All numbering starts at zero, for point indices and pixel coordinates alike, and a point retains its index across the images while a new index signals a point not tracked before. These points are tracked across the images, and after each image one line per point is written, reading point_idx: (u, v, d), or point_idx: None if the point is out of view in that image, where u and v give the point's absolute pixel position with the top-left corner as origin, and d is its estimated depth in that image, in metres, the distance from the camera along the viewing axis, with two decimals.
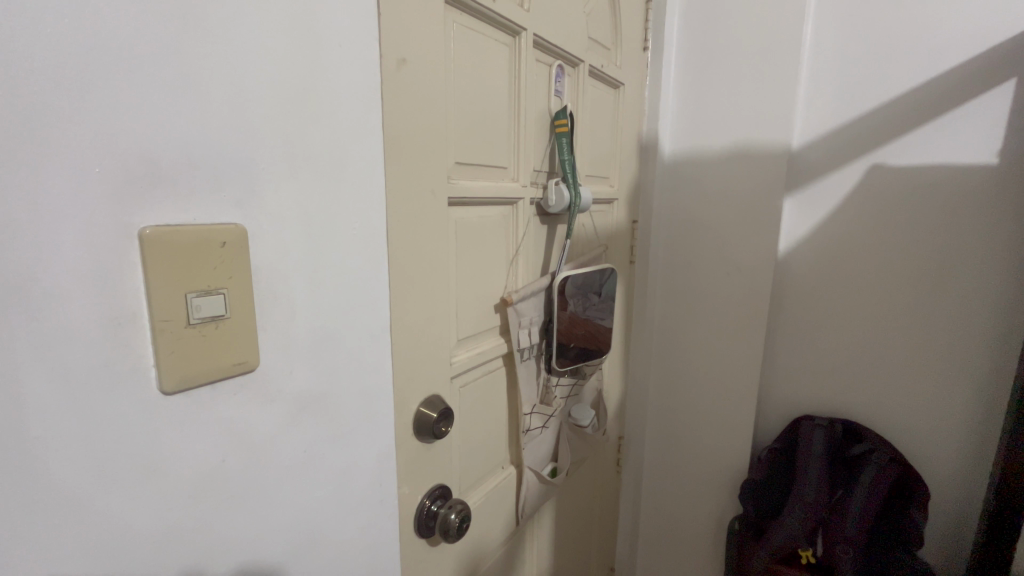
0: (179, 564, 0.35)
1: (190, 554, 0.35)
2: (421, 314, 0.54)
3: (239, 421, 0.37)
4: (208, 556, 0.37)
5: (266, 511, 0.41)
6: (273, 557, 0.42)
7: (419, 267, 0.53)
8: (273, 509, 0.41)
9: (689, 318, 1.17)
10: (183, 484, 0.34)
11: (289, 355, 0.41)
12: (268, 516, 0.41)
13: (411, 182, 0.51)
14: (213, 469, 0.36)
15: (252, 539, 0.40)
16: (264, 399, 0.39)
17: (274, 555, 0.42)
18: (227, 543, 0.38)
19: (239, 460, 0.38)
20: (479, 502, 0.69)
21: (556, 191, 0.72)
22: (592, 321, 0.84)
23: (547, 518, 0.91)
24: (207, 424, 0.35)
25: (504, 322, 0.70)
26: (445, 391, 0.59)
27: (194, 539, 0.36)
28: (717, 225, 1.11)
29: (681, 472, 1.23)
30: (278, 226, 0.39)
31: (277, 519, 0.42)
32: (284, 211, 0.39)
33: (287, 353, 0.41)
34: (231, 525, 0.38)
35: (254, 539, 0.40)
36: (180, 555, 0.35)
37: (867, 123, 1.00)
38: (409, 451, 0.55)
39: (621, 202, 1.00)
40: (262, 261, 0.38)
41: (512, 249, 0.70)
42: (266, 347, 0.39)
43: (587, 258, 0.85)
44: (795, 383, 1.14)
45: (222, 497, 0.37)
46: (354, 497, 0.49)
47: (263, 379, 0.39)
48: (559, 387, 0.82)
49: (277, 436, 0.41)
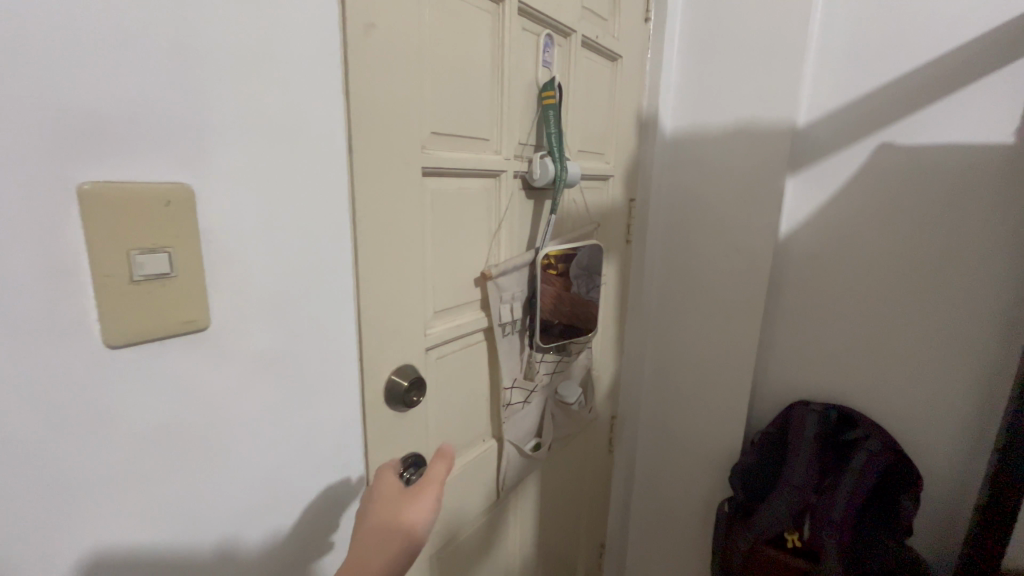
0: (142, 510, 0.37)
1: (154, 499, 0.37)
2: (391, 285, 0.54)
3: (193, 373, 0.38)
4: (171, 504, 0.39)
5: (228, 466, 0.42)
6: (240, 508, 0.44)
7: (390, 238, 0.53)
8: (232, 470, 0.43)
9: (686, 299, 1.15)
10: (136, 433, 0.35)
11: (241, 319, 0.41)
12: (232, 468, 0.43)
13: (382, 151, 0.50)
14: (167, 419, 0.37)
15: (215, 493, 0.42)
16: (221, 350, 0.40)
17: (242, 509, 0.44)
18: (192, 494, 0.40)
19: (196, 411, 0.39)
20: (455, 472, 0.70)
21: (541, 165, 0.71)
22: (592, 303, 0.86)
23: (532, 493, 0.92)
24: (164, 373, 0.36)
25: (485, 296, 0.70)
26: (419, 361, 0.60)
27: (153, 487, 0.37)
28: (718, 204, 1.08)
29: (674, 453, 1.23)
30: (230, 192, 0.39)
31: (236, 481, 0.43)
32: (245, 170, 0.40)
33: (241, 317, 0.41)
34: (192, 478, 0.40)
35: (222, 489, 0.42)
36: (144, 501, 0.37)
37: (877, 99, 0.96)
38: (380, 419, 0.56)
39: (617, 179, 0.98)
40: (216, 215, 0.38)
41: (494, 222, 0.70)
42: (217, 295, 0.39)
43: (576, 235, 0.84)
44: (791, 368, 1.11)
45: (178, 454, 0.38)
46: (320, 462, 0.51)
47: (220, 329, 0.40)
48: (544, 364, 0.82)
49: (235, 387, 0.41)
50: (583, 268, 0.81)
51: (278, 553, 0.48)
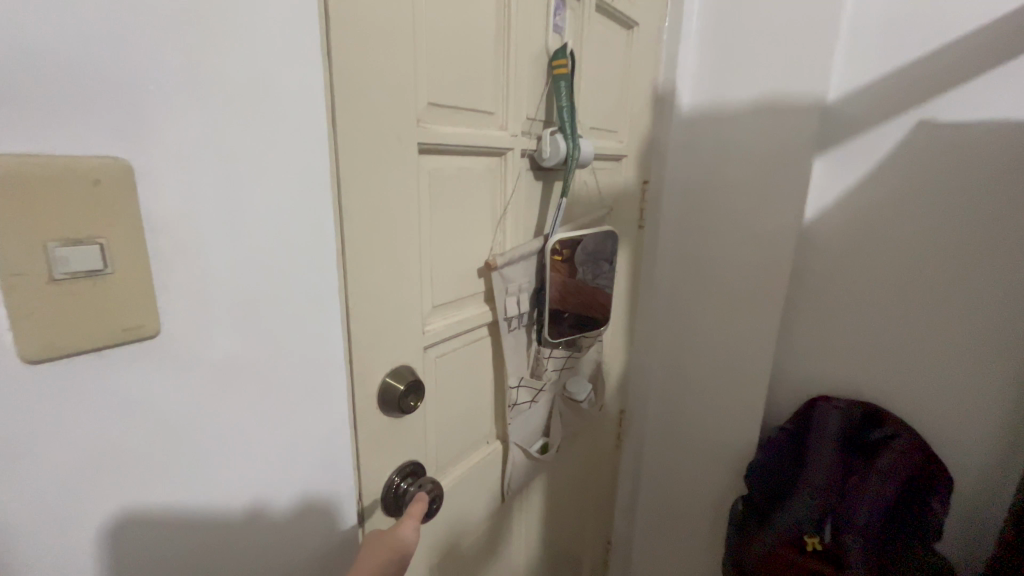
0: (151, 482, 0.34)
1: (142, 501, 0.33)
2: (384, 277, 0.48)
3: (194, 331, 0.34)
4: (178, 484, 0.35)
5: (234, 442, 0.38)
6: (255, 479, 0.41)
7: (381, 224, 0.46)
8: (222, 470, 0.38)
9: (700, 289, 1.08)
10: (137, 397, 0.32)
11: (200, 322, 0.35)
12: (244, 436, 0.39)
13: (371, 124, 0.44)
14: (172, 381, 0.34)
15: (212, 488, 0.37)
16: (223, 308, 0.36)
17: (254, 487, 0.41)
18: (195, 480, 0.36)
19: (202, 371, 0.35)
20: (458, 479, 0.64)
21: (551, 142, 0.64)
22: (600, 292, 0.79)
23: (537, 496, 0.87)
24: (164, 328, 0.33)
25: (489, 288, 0.64)
26: (416, 362, 0.54)
27: (161, 458, 0.34)
28: (739, 187, 1.00)
29: (686, 450, 1.18)
30: (181, 170, 0.32)
31: (228, 481, 0.39)
32: (208, 139, 0.33)
33: (201, 318, 0.35)
34: (181, 478, 0.35)
35: (230, 471, 0.38)
36: (144, 484, 0.33)
37: (917, 71, 0.87)
38: (373, 427, 0.50)
39: (630, 159, 0.91)
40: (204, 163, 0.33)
41: (500, 207, 0.63)
42: (214, 246, 0.35)
43: (589, 220, 0.77)
44: (812, 361, 1.05)
45: (146, 468, 0.33)
46: (306, 476, 0.45)
47: (219, 285, 0.36)
48: (553, 360, 0.76)
49: (240, 345, 0.38)
50: (589, 254, 0.74)
51: (300, 521, 0.45)
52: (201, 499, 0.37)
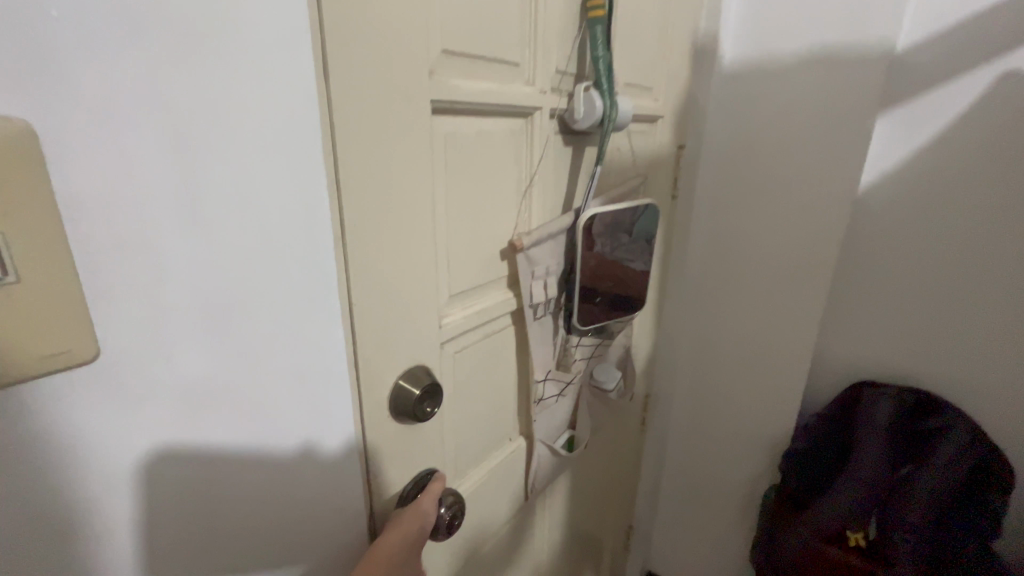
0: (205, 414, 0.31)
1: (198, 435, 0.31)
2: (394, 265, 0.40)
3: (207, 252, 0.29)
4: (234, 412, 0.32)
5: (289, 365, 0.35)
6: (279, 434, 0.36)
7: (388, 200, 0.38)
8: (278, 398, 0.35)
9: (737, 264, 0.99)
10: (137, 324, 0.27)
11: (153, 333, 0.28)
12: (275, 394, 0.35)
13: (371, 76, 0.35)
14: (184, 309, 0.29)
15: (271, 413, 0.35)
16: (239, 231, 0.30)
17: (313, 414, 0.37)
18: (252, 405, 0.33)
19: (214, 302, 0.30)
20: (479, 483, 0.58)
21: (585, 100, 0.55)
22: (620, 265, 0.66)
23: (561, 489, 0.81)
24: (171, 246, 0.27)
25: (514, 271, 0.56)
26: (433, 361, 0.47)
27: (201, 397, 0.30)
28: (786, 151, 0.89)
29: (715, 435, 1.11)
30: (109, 134, 0.24)
31: (285, 408, 0.35)
32: (159, 85, 0.25)
33: (154, 327, 0.27)
34: (238, 406, 0.33)
35: (289, 393, 0.35)
36: (196, 416, 0.30)
37: (1007, 13, 0.75)
38: (385, 438, 0.44)
39: (667, 120, 0.81)
40: (191, 68, 0.26)
41: (525, 177, 0.54)
42: (224, 154, 0.29)
43: (623, 191, 0.68)
44: (857, 343, 0.97)
45: (192, 405, 0.30)
46: (336, 463, 0.40)
47: (231, 202, 0.29)
48: (582, 349, 0.68)
49: (263, 278, 0.32)
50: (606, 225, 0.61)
51: (358, 462, 0.42)
52: (218, 448, 0.32)
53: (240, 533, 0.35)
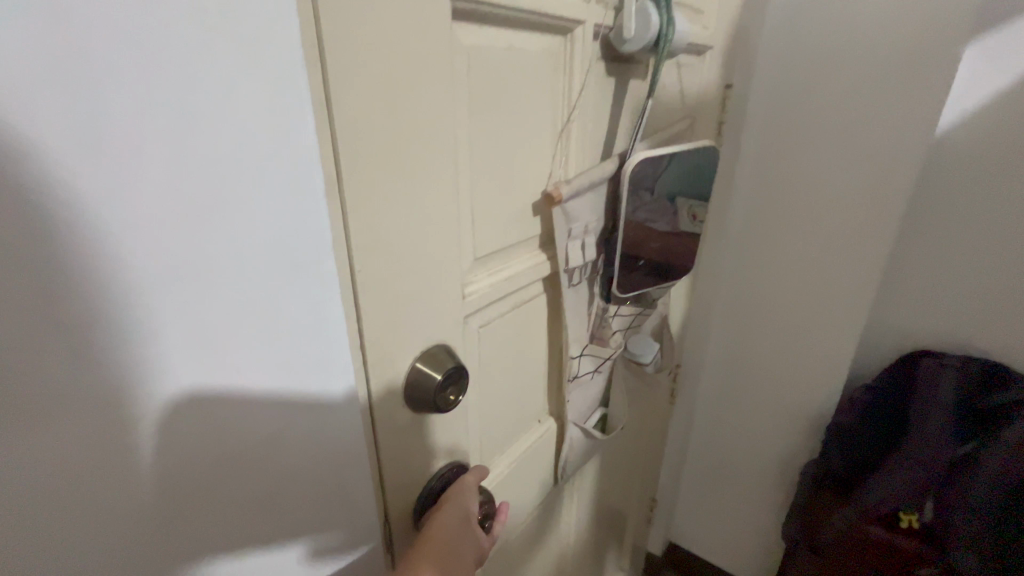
0: (207, 361, 0.24)
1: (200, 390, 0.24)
2: (407, 220, 0.31)
3: (164, 138, 0.20)
4: (246, 351, 0.26)
5: (307, 293, 0.27)
6: (300, 372, 0.29)
7: (397, 133, 0.29)
8: (296, 334, 0.28)
9: (783, 222, 0.89)
10: (65, 224, 0.18)
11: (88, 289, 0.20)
12: (295, 328, 0.28)
13: None
14: (155, 212, 0.21)
15: (292, 352, 0.28)
16: (208, 103, 0.21)
17: (340, 352, 0.30)
18: (268, 343, 0.27)
19: (199, 214, 0.22)
20: (507, 471, 0.51)
21: (638, 13, 0.44)
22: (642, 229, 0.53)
23: (590, 469, 0.75)
24: (105, 123, 0.19)
25: (547, 229, 0.47)
26: (456, 339, 0.38)
27: (198, 344, 0.24)
28: (851, 90, 0.77)
29: (748, 406, 1.04)
30: None
31: (306, 346, 0.28)
32: None
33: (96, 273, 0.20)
34: (249, 347, 0.26)
35: (311, 327, 0.28)
36: (192, 365, 0.24)
37: None
38: (400, 432, 0.36)
39: (717, 52, 0.69)
40: None
41: (561, 114, 0.44)
42: None
43: (672, 134, 0.58)
44: (914, 309, 0.88)
45: (185, 355, 0.23)
46: (359, 431, 0.33)
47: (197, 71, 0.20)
48: (619, 318, 0.60)
49: (242, 172, 0.23)
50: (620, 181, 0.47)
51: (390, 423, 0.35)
52: (218, 392, 0.25)
53: (240, 515, 0.28)
